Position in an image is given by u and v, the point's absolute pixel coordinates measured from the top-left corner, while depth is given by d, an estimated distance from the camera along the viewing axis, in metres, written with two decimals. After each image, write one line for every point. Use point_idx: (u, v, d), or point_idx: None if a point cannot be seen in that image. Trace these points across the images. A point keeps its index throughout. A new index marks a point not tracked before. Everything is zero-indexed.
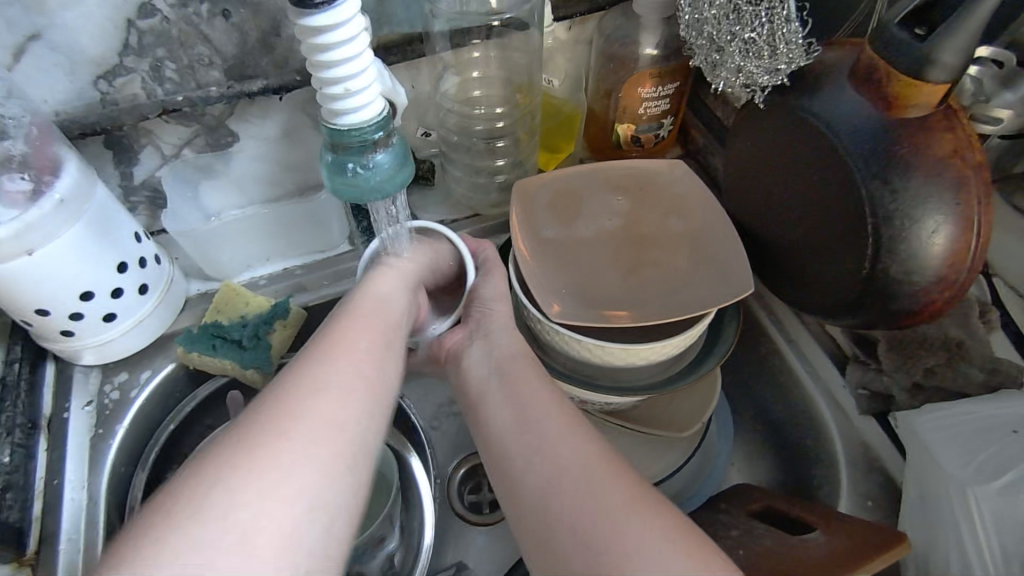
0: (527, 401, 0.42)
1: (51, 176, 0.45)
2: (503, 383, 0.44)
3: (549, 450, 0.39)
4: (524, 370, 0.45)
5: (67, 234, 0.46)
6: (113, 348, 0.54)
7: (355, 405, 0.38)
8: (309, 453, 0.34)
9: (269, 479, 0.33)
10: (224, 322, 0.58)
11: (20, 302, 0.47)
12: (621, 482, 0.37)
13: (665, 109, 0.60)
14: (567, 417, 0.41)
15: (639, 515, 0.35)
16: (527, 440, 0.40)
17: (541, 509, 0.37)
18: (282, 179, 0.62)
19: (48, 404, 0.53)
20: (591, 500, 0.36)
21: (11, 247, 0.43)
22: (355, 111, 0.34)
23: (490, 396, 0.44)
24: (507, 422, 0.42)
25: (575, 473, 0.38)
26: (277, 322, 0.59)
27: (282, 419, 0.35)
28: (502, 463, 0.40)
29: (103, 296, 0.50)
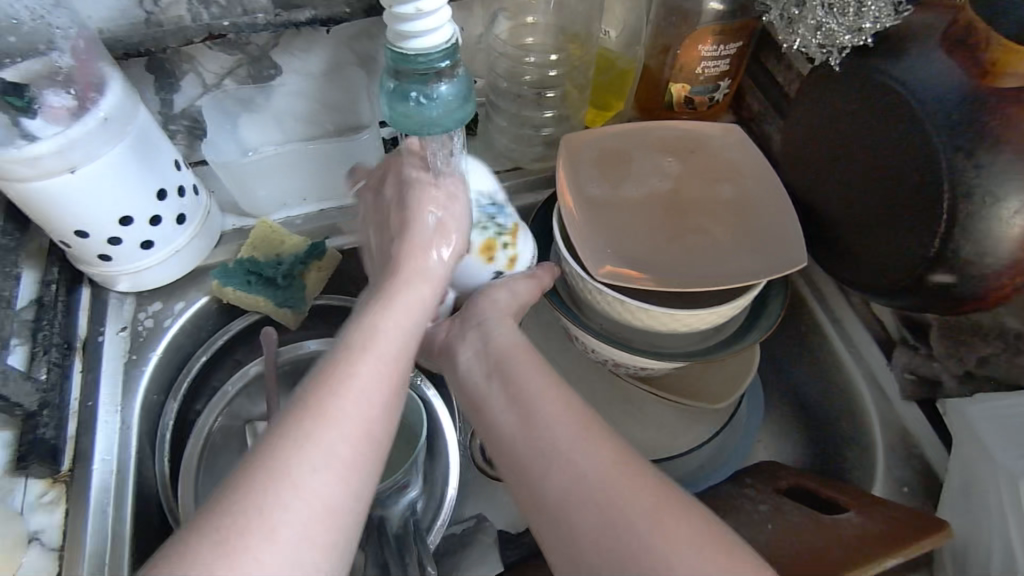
0: (533, 399, 0.38)
1: (96, 94, 0.44)
2: (504, 383, 0.39)
3: (562, 467, 0.35)
4: (523, 365, 0.40)
5: (110, 154, 0.45)
6: (148, 277, 0.54)
7: (358, 446, 0.33)
8: (337, 497, 0.32)
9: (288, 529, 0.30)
10: (260, 258, 0.57)
11: (60, 220, 0.46)
12: (637, 487, 0.34)
13: (724, 70, 0.58)
14: (575, 423, 0.37)
15: (661, 526, 0.33)
16: (532, 449, 0.36)
17: (567, 536, 0.34)
18: (322, 118, 0.60)
19: (82, 325, 0.53)
20: (609, 520, 0.33)
21: (53, 163, 0.42)
22: (421, 35, 0.32)
23: (494, 400, 0.39)
24: (512, 427, 0.38)
25: (590, 489, 0.34)
26: (311, 263, 0.58)
27: (279, 464, 0.32)
28: (516, 477, 0.37)
29: (141, 222, 0.49)
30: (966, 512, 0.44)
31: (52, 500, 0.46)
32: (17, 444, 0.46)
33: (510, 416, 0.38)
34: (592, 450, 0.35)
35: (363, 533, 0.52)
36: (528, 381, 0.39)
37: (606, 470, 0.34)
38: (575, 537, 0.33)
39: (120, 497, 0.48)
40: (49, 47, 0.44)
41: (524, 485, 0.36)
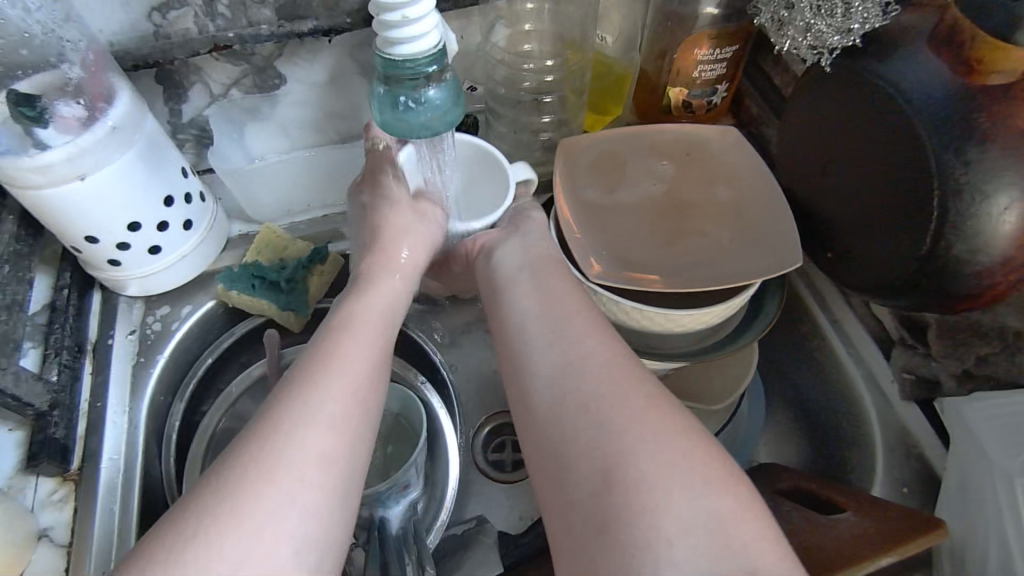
0: (560, 307, 0.42)
1: (104, 104, 0.46)
2: (531, 278, 0.45)
3: (571, 343, 0.39)
4: (554, 266, 0.46)
5: (118, 162, 0.46)
6: (156, 282, 0.55)
7: (353, 398, 0.37)
8: (322, 455, 0.34)
9: (292, 485, 0.33)
10: (264, 263, 0.58)
11: (70, 227, 0.48)
12: (635, 384, 0.37)
13: (722, 74, 0.58)
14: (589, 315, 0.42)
15: (650, 408, 0.36)
16: (549, 341, 0.40)
17: (551, 394, 0.38)
18: (325, 127, 0.61)
19: (93, 330, 0.55)
20: (604, 378, 0.37)
21: (64, 171, 0.44)
22: (409, 42, 0.33)
23: (518, 298, 0.44)
24: (533, 325, 0.42)
25: (594, 364, 0.38)
26: (314, 268, 0.59)
27: (288, 431, 0.34)
28: (530, 336, 0.41)
29: (149, 228, 0.51)
30: (963, 512, 0.44)
31: (61, 499, 0.48)
32: (26, 444, 0.48)
33: (533, 313, 0.42)
34: (604, 340, 0.40)
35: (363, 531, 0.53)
36: (557, 284, 0.44)
37: (616, 358, 0.39)
38: (578, 411, 0.36)
39: (126, 495, 0.49)
40: (60, 60, 0.46)
41: (525, 369, 0.40)
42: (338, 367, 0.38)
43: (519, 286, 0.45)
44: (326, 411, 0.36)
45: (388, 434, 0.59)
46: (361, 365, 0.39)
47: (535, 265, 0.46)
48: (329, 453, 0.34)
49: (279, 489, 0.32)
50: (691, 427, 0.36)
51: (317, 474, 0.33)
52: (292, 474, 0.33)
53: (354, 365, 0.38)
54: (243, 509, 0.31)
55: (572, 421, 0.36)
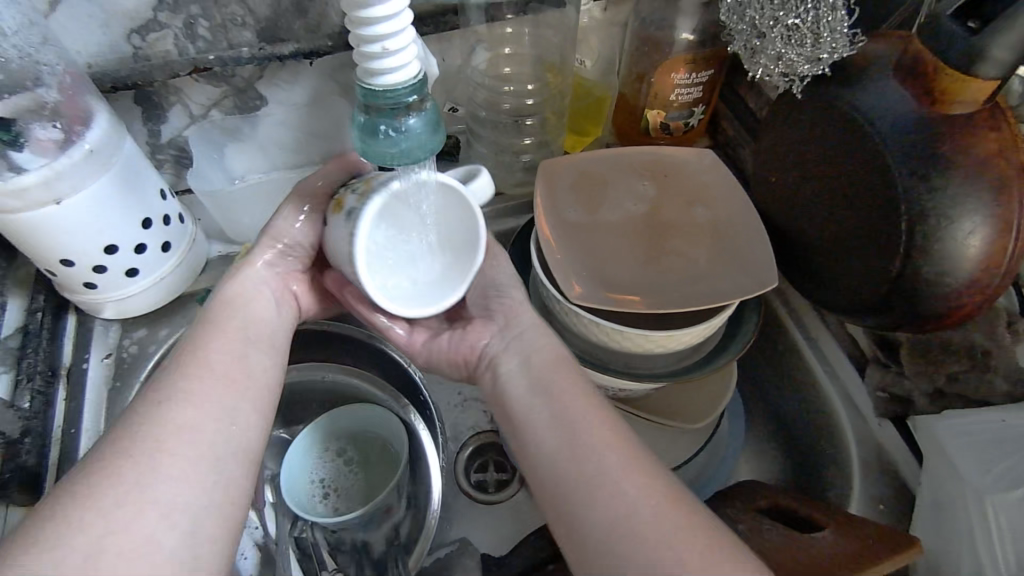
0: (574, 420, 0.39)
1: (82, 126, 0.46)
2: (549, 403, 0.41)
3: (604, 489, 0.36)
4: (567, 383, 0.42)
5: (94, 184, 0.46)
6: (134, 304, 0.54)
7: (221, 413, 0.38)
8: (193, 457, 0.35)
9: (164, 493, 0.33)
10: None
11: (46, 250, 0.47)
12: (691, 537, 0.33)
13: (697, 97, 0.59)
14: (621, 448, 0.37)
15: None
16: (557, 443, 0.39)
17: (602, 557, 0.34)
18: (306, 148, 0.61)
19: (67, 353, 0.54)
20: (656, 537, 0.33)
21: (39, 195, 0.43)
22: (389, 72, 0.34)
23: (526, 397, 0.42)
24: (563, 468, 0.38)
25: (639, 515, 0.34)
26: None
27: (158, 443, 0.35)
28: (556, 488, 0.38)
29: (126, 250, 0.50)
30: (938, 529, 0.45)
31: None
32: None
33: (541, 413, 0.41)
34: (643, 484, 0.36)
35: (347, 556, 0.53)
36: (582, 411, 0.40)
37: (664, 506, 0.35)
38: None
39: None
40: (36, 83, 0.45)
41: (570, 521, 0.36)
42: (204, 377, 0.39)
43: (519, 382, 0.43)
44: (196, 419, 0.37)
45: (367, 459, 0.59)
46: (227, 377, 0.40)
47: (537, 358, 0.44)
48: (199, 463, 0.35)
49: (153, 499, 0.33)
50: (706, 526, 0.34)
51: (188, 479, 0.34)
52: (164, 484, 0.34)
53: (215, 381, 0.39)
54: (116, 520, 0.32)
55: (596, 532, 0.35)
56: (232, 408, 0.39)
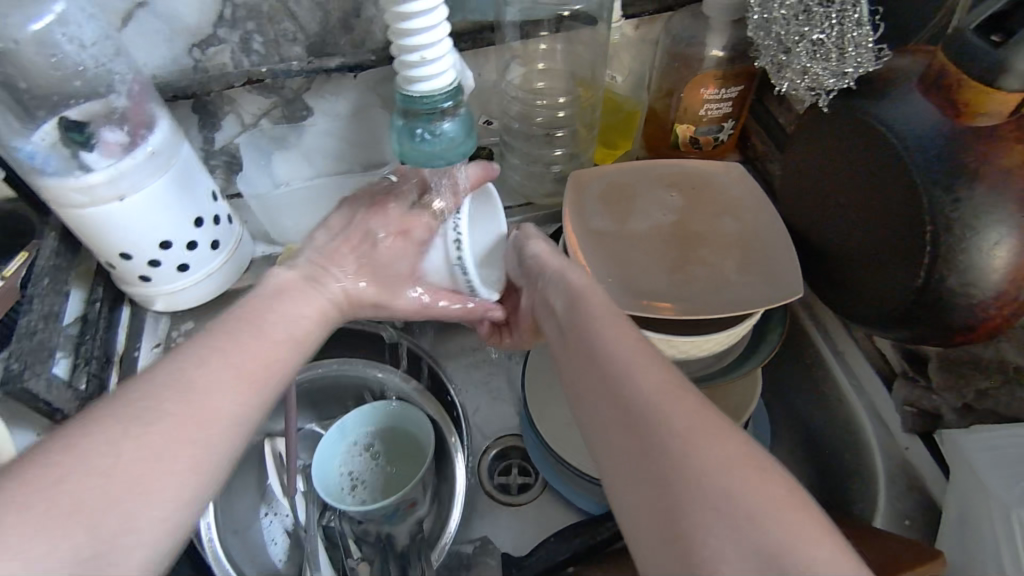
0: (587, 317, 0.39)
1: (145, 131, 0.49)
2: (565, 307, 0.41)
3: (606, 366, 0.35)
4: (589, 290, 0.42)
5: (154, 184, 0.49)
6: (182, 298, 0.58)
7: (238, 397, 0.35)
8: (188, 423, 0.32)
9: (153, 457, 0.31)
10: None
11: (110, 243, 0.51)
12: (688, 411, 0.31)
13: (726, 112, 0.60)
14: (630, 333, 0.37)
15: (704, 443, 0.30)
16: (599, 393, 0.34)
17: (600, 425, 0.33)
18: (348, 155, 0.64)
19: (120, 343, 0.57)
20: (642, 405, 0.32)
21: (106, 192, 0.48)
22: (426, 79, 0.37)
23: (555, 326, 0.41)
24: (573, 357, 0.37)
25: (636, 391, 0.33)
26: None
27: (147, 416, 0.32)
28: (568, 381, 0.37)
29: (179, 246, 0.54)
30: (962, 545, 0.44)
31: None
32: None
33: (584, 360, 0.36)
34: (647, 362, 0.34)
35: (370, 547, 0.56)
36: (585, 296, 0.41)
37: (665, 384, 0.33)
38: (625, 451, 0.31)
39: None
40: (108, 90, 0.49)
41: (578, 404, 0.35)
42: (216, 368, 0.35)
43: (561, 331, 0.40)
44: (213, 386, 0.34)
45: (394, 456, 0.60)
46: (265, 348, 0.39)
47: (568, 292, 0.42)
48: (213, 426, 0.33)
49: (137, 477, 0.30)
50: (805, 501, 0.29)
51: (184, 441, 0.32)
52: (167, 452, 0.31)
53: (259, 349, 0.38)
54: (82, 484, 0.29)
55: (613, 442, 0.32)
56: (218, 416, 0.34)
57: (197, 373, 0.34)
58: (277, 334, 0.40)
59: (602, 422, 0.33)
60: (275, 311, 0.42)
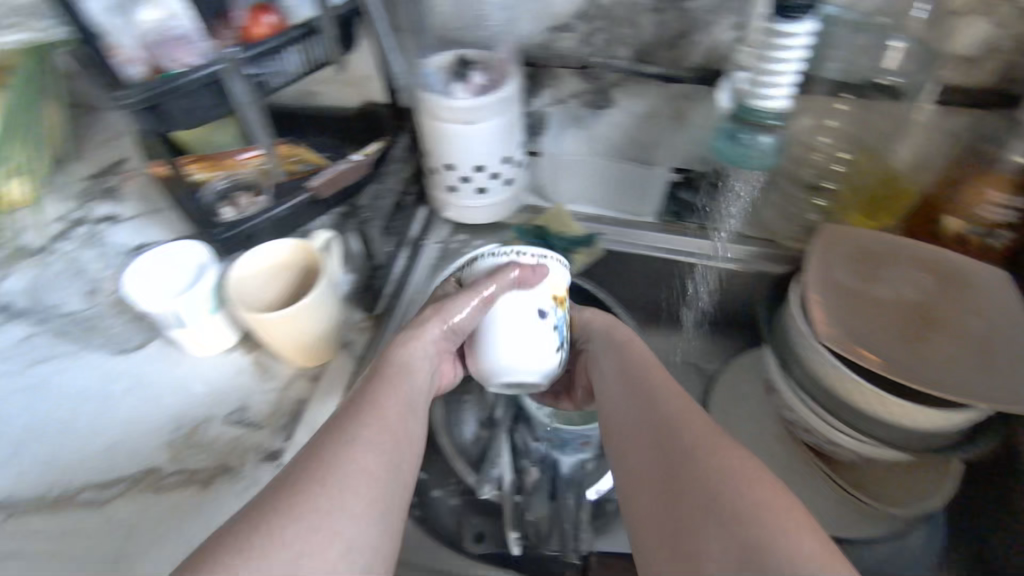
0: (639, 371, 0.54)
1: (501, 80, 0.63)
2: (621, 372, 0.55)
3: (637, 448, 0.48)
4: (639, 357, 0.56)
5: (492, 120, 0.63)
6: (469, 213, 0.72)
7: (384, 472, 0.44)
8: (353, 488, 0.42)
9: (336, 519, 0.40)
10: (550, 232, 0.71)
11: (444, 154, 0.67)
12: (740, 463, 0.43)
13: (1012, 221, 0.59)
14: (684, 402, 0.50)
15: (745, 482, 0.42)
16: (659, 445, 0.47)
17: (668, 454, 0.46)
18: (628, 148, 0.75)
19: (416, 230, 0.74)
20: (685, 455, 0.45)
21: (461, 115, 0.62)
22: (770, 89, 0.55)
23: (615, 394, 0.55)
24: (635, 413, 0.51)
25: (695, 444, 0.45)
26: (581, 249, 0.71)
27: (322, 488, 0.41)
28: (624, 443, 0.50)
29: (487, 172, 0.68)
30: None
31: (365, 326, 0.66)
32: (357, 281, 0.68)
33: (626, 401, 0.53)
34: (703, 432, 0.46)
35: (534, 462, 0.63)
36: (647, 365, 0.54)
37: (727, 443, 0.45)
38: (671, 488, 0.44)
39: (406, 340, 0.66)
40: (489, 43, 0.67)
41: (628, 461, 0.49)
42: (364, 441, 0.45)
43: (609, 366, 0.57)
44: (370, 462, 0.44)
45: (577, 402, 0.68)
46: (394, 422, 0.48)
47: (625, 372, 0.55)
48: (368, 491, 0.43)
49: (338, 518, 0.40)
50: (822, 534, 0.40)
51: (362, 504, 0.42)
52: (342, 516, 0.40)
53: (392, 424, 0.47)
54: (275, 548, 0.37)
55: (656, 489, 0.45)
56: (376, 478, 0.44)
57: (358, 452, 0.44)
58: (396, 410, 0.49)
59: (633, 448, 0.49)
60: (394, 398, 0.50)
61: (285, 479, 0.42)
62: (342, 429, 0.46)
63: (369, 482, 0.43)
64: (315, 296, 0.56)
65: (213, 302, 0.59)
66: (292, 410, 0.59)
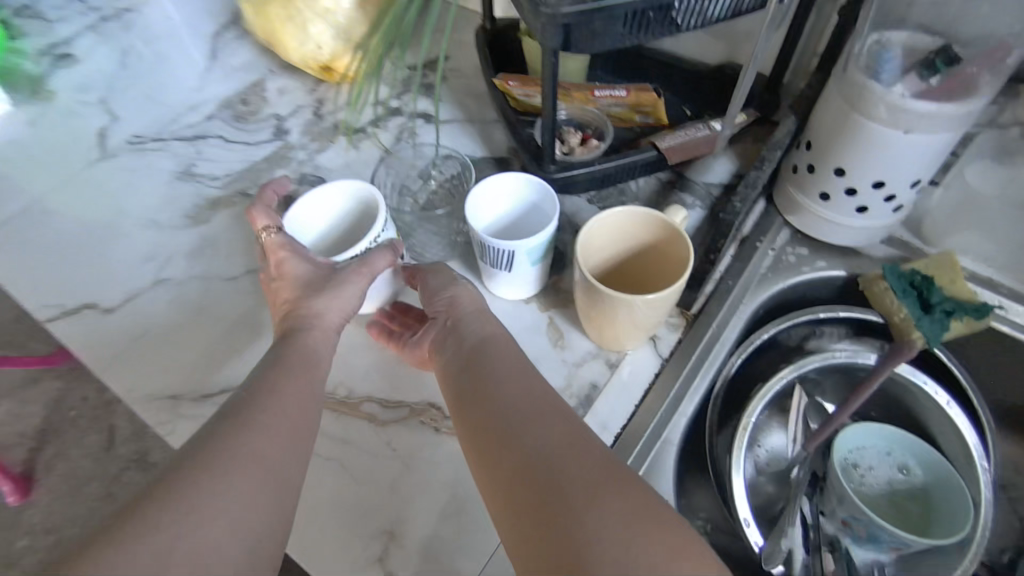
0: (491, 344, 0.47)
1: (971, 88, 0.48)
2: (485, 350, 0.46)
3: (506, 444, 0.39)
4: (503, 348, 0.46)
5: (935, 135, 0.49)
6: (828, 230, 0.59)
7: (280, 445, 0.39)
8: (253, 463, 0.37)
9: (218, 502, 0.34)
10: (934, 284, 0.54)
11: (837, 156, 0.54)
12: (592, 464, 0.36)
13: None
14: (539, 383, 0.43)
15: (631, 523, 0.33)
16: (531, 458, 0.38)
17: (518, 459, 0.38)
18: None
19: (750, 226, 0.61)
20: (552, 470, 0.37)
21: (898, 119, 0.49)
22: None
23: (459, 338, 0.48)
24: (479, 394, 0.43)
25: (553, 442, 0.38)
26: (967, 317, 0.53)
27: (208, 467, 0.35)
28: (476, 437, 0.41)
29: (883, 193, 0.54)
30: None
31: (673, 325, 0.55)
32: None
33: (466, 391, 0.44)
34: (557, 412, 0.40)
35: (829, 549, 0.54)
36: (504, 351, 0.46)
37: (573, 433, 0.39)
38: (545, 515, 0.35)
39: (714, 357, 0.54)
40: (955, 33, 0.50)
41: (490, 464, 0.39)
42: (254, 423, 0.39)
43: (463, 347, 0.47)
44: (265, 449, 0.38)
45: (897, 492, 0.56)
46: (299, 404, 0.42)
47: (487, 341, 0.47)
48: (263, 470, 0.37)
49: (231, 512, 0.34)
50: (684, 533, 0.34)
51: (253, 494, 0.35)
52: (234, 500, 0.35)
53: (290, 408, 0.41)
54: (183, 531, 0.32)
55: (517, 490, 0.37)
56: (291, 448, 0.39)
57: (251, 441, 0.38)
58: (298, 382, 0.43)
59: (492, 457, 0.40)
60: (293, 381, 0.43)
61: (197, 446, 0.37)
62: (246, 406, 0.40)
63: (261, 463, 0.37)
64: (655, 296, 0.45)
65: (535, 257, 0.51)
66: (583, 395, 0.52)
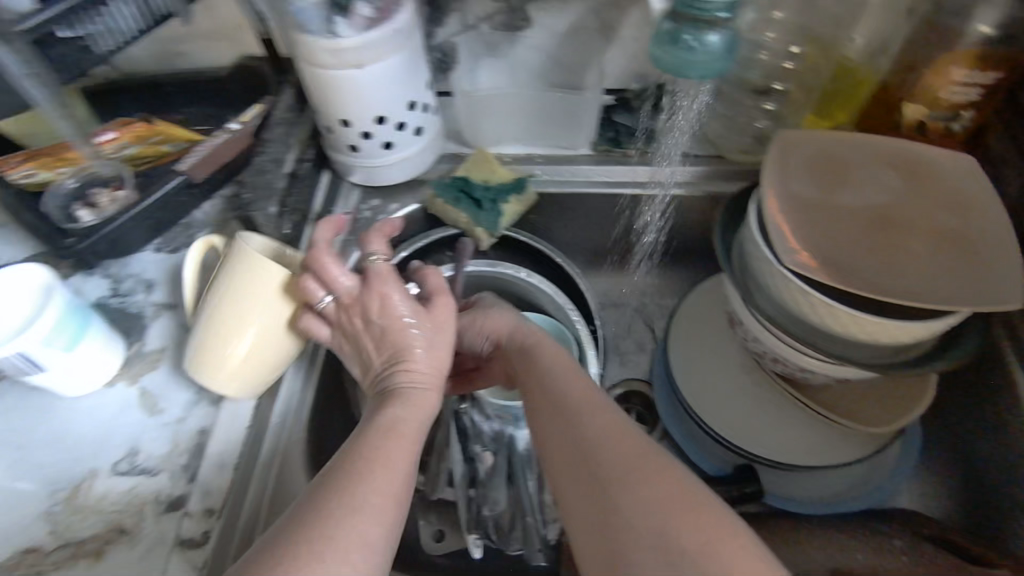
0: (547, 361, 0.49)
1: (392, 9, 0.52)
2: (528, 360, 0.51)
3: (582, 451, 0.42)
4: (551, 351, 0.50)
5: (385, 60, 0.52)
6: (379, 174, 0.62)
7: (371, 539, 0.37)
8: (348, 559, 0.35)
9: None
10: (473, 182, 0.62)
11: (333, 108, 0.56)
12: (659, 470, 0.39)
13: (973, 100, 0.54)
14: (596, 397, 0.45)
15: (693, 526, 0.35)
16: (585, 463, 0.41)
17: (592, 493, 0.39)
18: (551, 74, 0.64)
19: (319, 202, 0.63)
20: (633, 500, 0.38)
21: (347, 58, 0.51)
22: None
23: (436, 361, 0.49)
24: (547, 412, 0.45)
25: (623, 446, 0.40)
26: (512, 196, 0.63)
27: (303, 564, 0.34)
28: (553, 466, 0.43)
29: (391, 123, 0.57)
30: None
31: None
32: None
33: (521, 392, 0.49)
34: (611, 420, 0.43)
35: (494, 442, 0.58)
36: (545, 361, 0.49)
37: (633, 452, 0.40)
38: (614, 530, 0.37)
39: None
40: None
41: (566, 492, 0.41)
42: (339, 524, 0.36)
43: (535, 383, 0.48)
44: (358, 541, 0.36)
45: None
46: (385, 495, 0.39)
47: (529, 348, 0.52)
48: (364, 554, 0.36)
49: None
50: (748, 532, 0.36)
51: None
52: None
53: (382, 487, 0.39)
54: None
55: (590, 502, 0.39)
56: (377, 526, 0.38)
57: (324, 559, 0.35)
58: (402, 458, 0.42)
59: (568, 474, 0.41)
60: (394, 466, 0.41)
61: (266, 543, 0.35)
62: (324, 510, 0.37)
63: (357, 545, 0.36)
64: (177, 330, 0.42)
65: (63, 341, 0.49)
66: (195, 445, 0.51)
